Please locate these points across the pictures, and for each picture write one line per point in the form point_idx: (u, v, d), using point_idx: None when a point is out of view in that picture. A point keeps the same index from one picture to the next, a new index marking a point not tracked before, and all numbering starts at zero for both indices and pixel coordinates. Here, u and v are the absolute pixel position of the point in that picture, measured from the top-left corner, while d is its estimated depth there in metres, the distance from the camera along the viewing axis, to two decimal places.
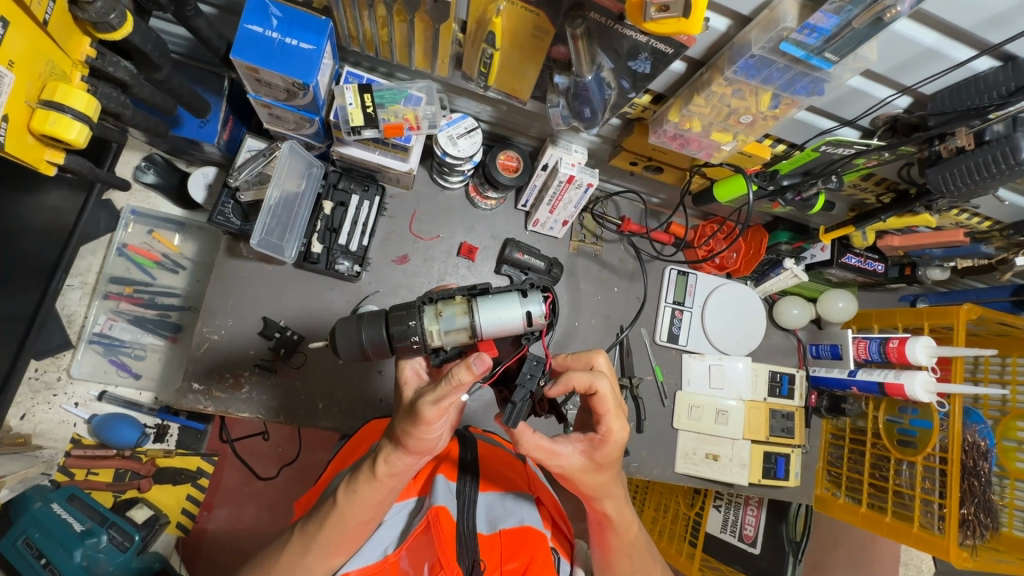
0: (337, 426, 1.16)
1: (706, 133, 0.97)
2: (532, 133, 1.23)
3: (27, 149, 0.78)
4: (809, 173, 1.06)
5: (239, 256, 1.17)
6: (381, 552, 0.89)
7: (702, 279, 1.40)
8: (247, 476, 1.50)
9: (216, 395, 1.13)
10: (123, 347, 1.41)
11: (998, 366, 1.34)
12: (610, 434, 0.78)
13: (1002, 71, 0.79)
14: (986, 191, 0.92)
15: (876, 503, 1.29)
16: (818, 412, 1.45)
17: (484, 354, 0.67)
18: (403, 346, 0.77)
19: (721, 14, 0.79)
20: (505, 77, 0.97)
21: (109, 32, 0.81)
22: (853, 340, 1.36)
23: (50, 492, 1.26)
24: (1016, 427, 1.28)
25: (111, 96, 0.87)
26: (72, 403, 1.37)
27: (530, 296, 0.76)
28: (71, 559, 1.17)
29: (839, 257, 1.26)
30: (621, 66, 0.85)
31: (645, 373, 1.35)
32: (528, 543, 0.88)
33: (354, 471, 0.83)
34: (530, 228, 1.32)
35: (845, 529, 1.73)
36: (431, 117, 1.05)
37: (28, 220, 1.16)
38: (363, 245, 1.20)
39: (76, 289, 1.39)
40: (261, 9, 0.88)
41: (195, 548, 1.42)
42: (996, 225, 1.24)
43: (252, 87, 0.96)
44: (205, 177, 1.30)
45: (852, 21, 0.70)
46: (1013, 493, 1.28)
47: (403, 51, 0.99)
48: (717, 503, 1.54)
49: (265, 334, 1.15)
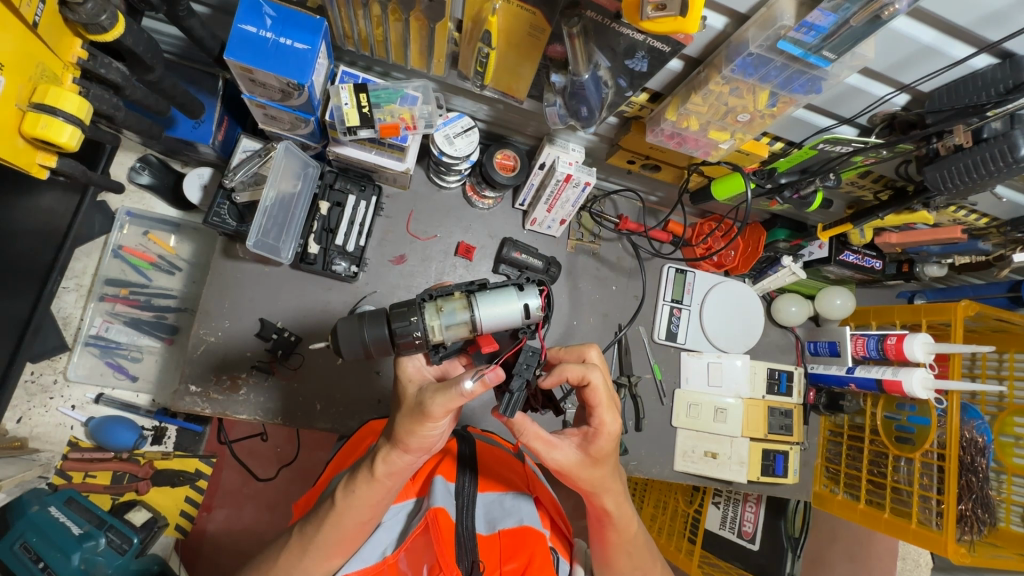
0: (336, 427, 1.16)
1: (704, 132, 0.96)
2: (529, 131, 1.22)
3: (17, 152, 0.78)
4: (807, 171, 1.06)
5: (235, 257, 1.16)
6: (380, 553, 0.89)
7: (701, 277, 1.40)
8: (245, 477, 1.49)
9: (214, 397, 1.12)
10: (120, 349, 1.40)
11: (995, 363, 1.34)
12: (603, 425, 0.78)
13: (1000, 68, 0.78)
14: (983, 189, 0.93)
15: (874, 499, 1.29)
16: (816, 409, 1.45)
17: (496, 368, 0.71)
18: (405, 343, 0.76)
19: (719, 13, 0.78)
20: (501, 76, 0.96)
21: (100, 34, 0.80)
22: (852, 337, 1.36)
23: (46, 496, 1.25)
24: (1013, 423, 1.29)
25: (103, 99, 0.86)
26: (69, 406, 1.37)
27: (528, 289, 0.76)
28: (69, 562, 1.17)
29: (837, 254, 1.28)
30: (618, 64, 0.85)
31: (644, 372, 1.34)
32: (527, 542, 0.88)
33: (352, 472, 0.83)
34: (528, 227, 1.32)
35: (843, 525, 1.74)
36: (427, 116, 1.04)
37: (23, 223, 1.15)
38: (360, 245, 1.19)
39: (71, 291, 1.39)
40: (255, 9, 0.87)
41: (195, 549, 1.42)
42: (993, 221, 1.24)
43: (246, 87, 0.95)
44: (200, 178, 1.26)
45: (850, 19, 0.69)
46: (1010, 488, 1.29)
47: (398, 50, 0.98)
48: (717, 499, 1.55)
49: (262, 335, 1.14)
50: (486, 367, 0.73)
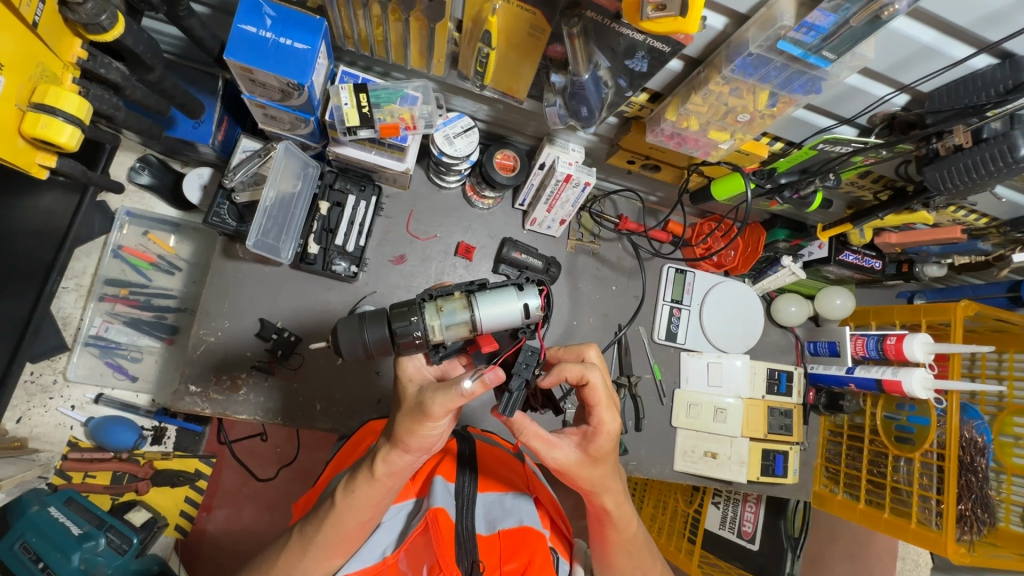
0: (336, 426, 1.16)
1: (704, 132, 0.96)
2: (529, 131, 1.22)
3: (17, 152, 0.78)
4: (806, 171, 1.06)
5: (235, 257, 1.16)
6: (380, 553, 0.89)
7: (701, 277, 1.40)
8: (245, 477, 1.49)
9: (213, 397, 1.12)
10: (119, 349, 1.40)
11: (995, 362, 1.35)
12: (602, 425, 0.78)
13: (999, 69, 0.79)
14: (982, 189, 0.93)
15: (874, 499, 1.29)
16: (816, 409, 1.45)
17: (496, 368, 0.71)
18: (405, 343, 0.76)
19: (718, 13, 0.78)
20: (501, 76, 0.96)
21: (100, 34, 0.80)
22: (851, 337, 1.36)
23: (46, 496, 1.25)
24: (1013, 423, 1.29)
25: (103, 99, 0.86)
26: (69, 406, 1.37)
27: (528, 289, 0.76)
28: (69, 563, 1.17)
29: (837, 254, 1.28)
30: (618, 64, 0.85)
31: (644, 372, 1.35)
32: (527, 542, 0.88)
33: (352, 472, 0.83)
34: (528, 227, 1.32)
35: (843, 525, 1.74)
36: (427, 117, 1.04)
37: (23, 223, 1.15)
38: (360, 245, 1.19)
39: (71, 291, 1.39)
40: (255, 9, 0.87)
41: (195, 549, 1.42)
42: (993, 221, 1.24)
43: (247, 87, 0.95)
44: (199, 178, 1.26)
45: (850, 19, 0.69)
46: (1009, 488, 1.29)
47: (398, 50, 0.98)
48: (716, 499, 1.55)
49: (262, 335, 1.14)
50: (486, 367, 0.73)
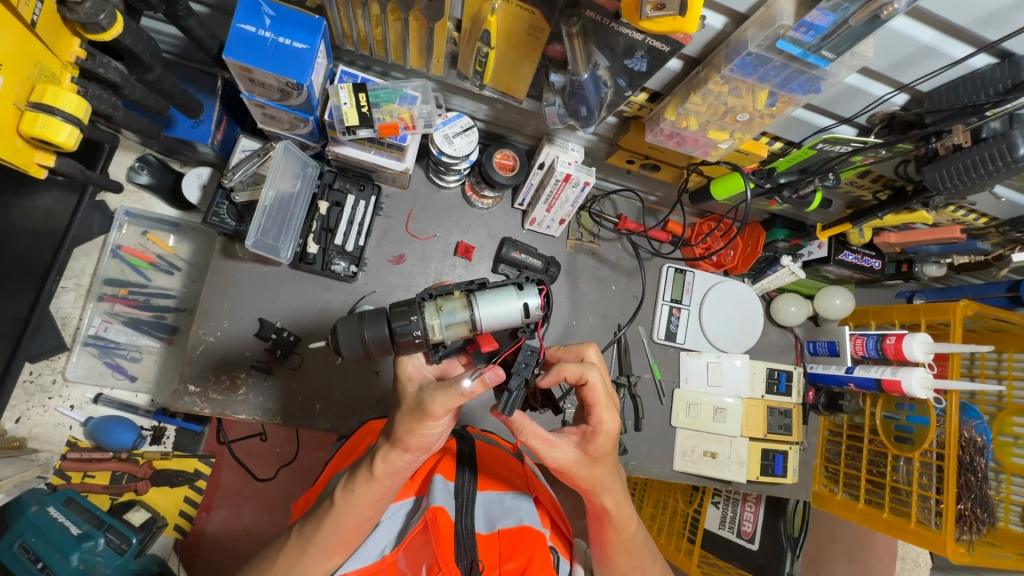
0: (335, 426, 1.16)
1: (703, 131, 0.96)
2: (528, 131, 1.22)
3: (16, 151, 0.78)
4: (806, 170, 1.07)
5: (234, 257, 1.16)
6: (379, 552, 0.89)
7: (700, 276, 1.40)
8: (245, 477, 1.49)
9: (213, 396, 1.12)
10: (119, 349, 1.40)
11: (995, 362, 1.35)
12: (601, 425, 0.78)
13: (998, 68, 0.78)
14: (982, 188, 0.93)
15: (874, 499, 1.29)
16: (816, 408, 1.45)
17: (496, 367, 0.71)
18: (404, 342, 0.76)
19: (718, 12, 0.78)
20: (501, 76, 0.96)
21: (98, 33, 0.80)
22: (851, 337, 1.36)
23: (45, 496, 1.24)
24: (1013, 423, 1.29)
25: (101, 98, 0.86)
26: (68, 406, 1.37)
27: (527, 288, 0.77)
28: (67, 563, 1.17)
29: (837, 254, 1.28)
30: (617, 64, 0.85)
31: (644, 372, 1.35)
32: (527, 542, 0.87)
33: (352, 471, 0.83)
34: (527, 226, 1.32)
35: (843, 525, 1.74)
36: (426, 116, 1.03)
37: (22, 223, 1.15)
38: (359, 245, 1.19)
39: (70, 291, 1.39)
40: (253, 8, 0.87)
41: (194, 548, 1.42)
42: (992, 221, 1.24)
43: (246, 87, 0.95)
44: (199, 178, 1.26)
45: (849, 19, 0.69)
46: (1008, 488, 1.29)
47: (397, 50, 0.98)
48: (716, 499, 1.56)
49: (261, 335, 1.14)
50: (486, 367, 0.73)
